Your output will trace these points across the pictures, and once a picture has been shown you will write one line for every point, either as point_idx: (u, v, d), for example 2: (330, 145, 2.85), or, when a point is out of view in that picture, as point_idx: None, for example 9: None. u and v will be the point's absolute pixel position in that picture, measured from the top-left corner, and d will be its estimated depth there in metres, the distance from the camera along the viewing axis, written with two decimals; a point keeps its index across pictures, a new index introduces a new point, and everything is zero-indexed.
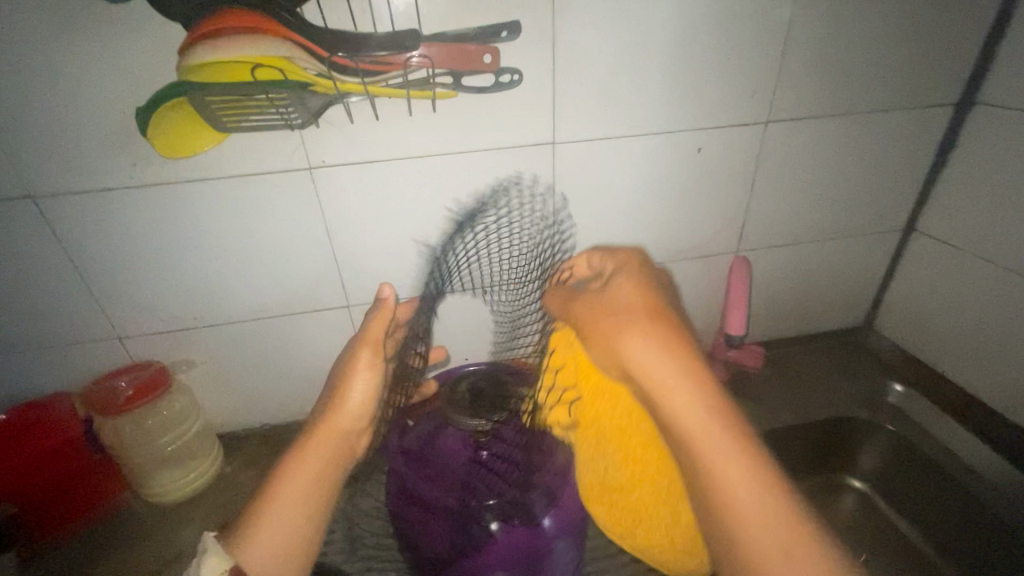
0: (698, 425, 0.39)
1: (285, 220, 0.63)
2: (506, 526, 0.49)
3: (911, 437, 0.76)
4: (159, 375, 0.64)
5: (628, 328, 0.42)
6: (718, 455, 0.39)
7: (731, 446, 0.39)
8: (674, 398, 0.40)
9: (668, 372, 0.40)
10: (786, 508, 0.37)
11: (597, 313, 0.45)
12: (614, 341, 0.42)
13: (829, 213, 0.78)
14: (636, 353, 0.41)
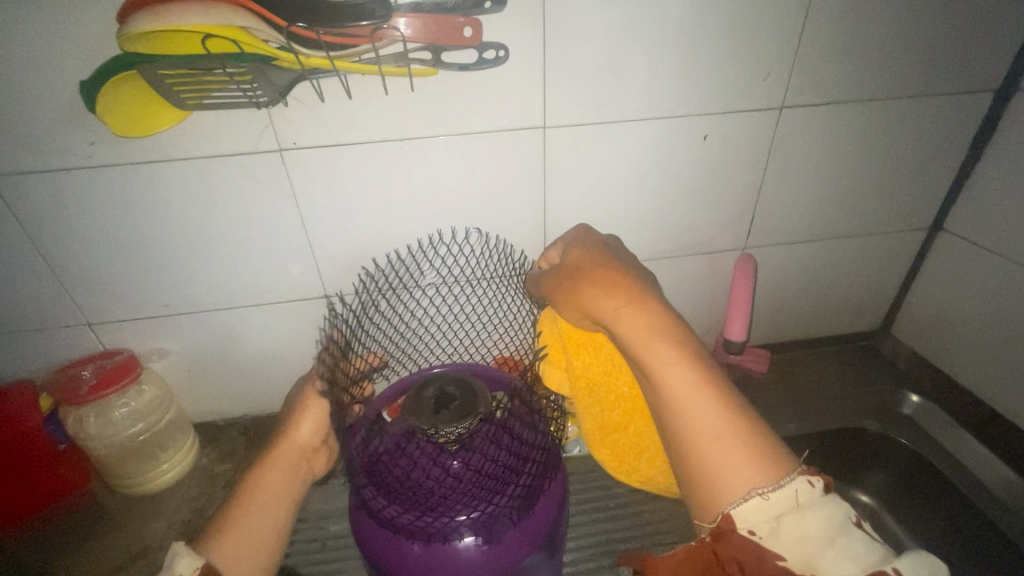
0: (657, 359, 0.43)
1: (255, 206, 0.59)
2: (479, 538, 0.47)
3: (925, 453, 0.70)
4: (125, 365, 0.61)
5: (586, 287, 0.48)
6: (679, 384, 0.43)
7: (695, 386, 0.42)
8: (641, 347, 0.44)
9: (636, 328, 0.45)
10: (741, 430, 0.41)
11: (569, 283, 0.50)
12: (578, 298, 0.48)
13: (847, 209, 0.72)
14: (604, 309, 0.47)
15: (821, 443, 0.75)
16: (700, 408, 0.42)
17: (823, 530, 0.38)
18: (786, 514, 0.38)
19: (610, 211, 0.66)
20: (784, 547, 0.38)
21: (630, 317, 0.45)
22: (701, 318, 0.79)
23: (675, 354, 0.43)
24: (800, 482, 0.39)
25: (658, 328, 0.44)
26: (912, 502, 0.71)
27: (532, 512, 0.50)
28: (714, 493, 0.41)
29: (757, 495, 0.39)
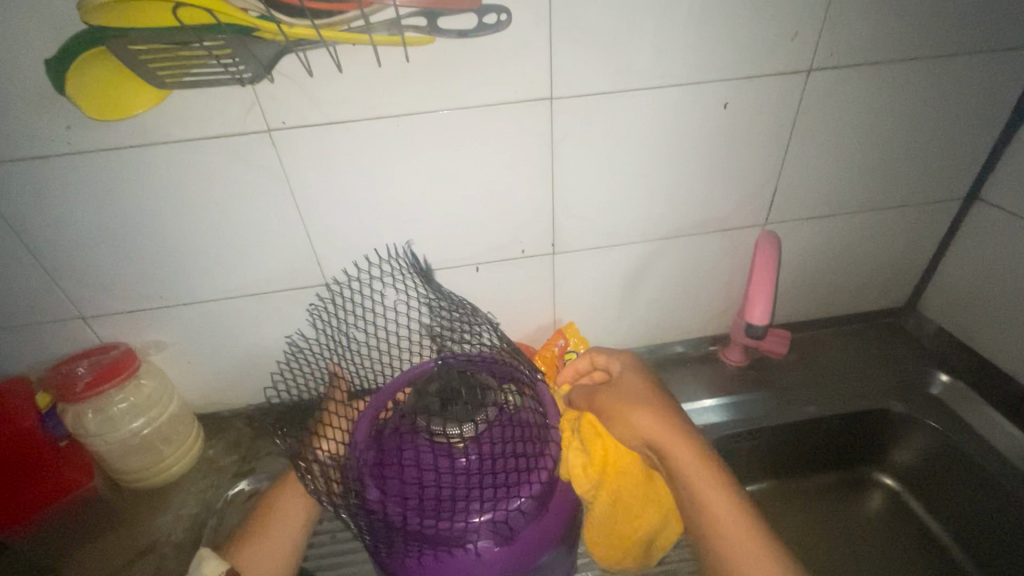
0: (690, 463, 0.47)
1: (245, 192, 0.56)
2: (492, 542, 0.45)
3: (952, 435, 0.67)
4: (121, 360, 0.60)
5: (637, 410, 0.49)
6: (708, 488, 0.46)
7: (729, 502, 0.46)
8: (686, 474, 0.46)
9: (677, 454, 0.47)
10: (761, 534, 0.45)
11: (616, 406, 0.50)
12: (626, 419, 0.49)
13: (876, 180, 0.67)
14: (648, 432, 0.48)
15: (842, 425, 0.73)
16: (737, 530, 0.45)
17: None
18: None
19: (623, 188, 0.62)
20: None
21: (673, 442, 0.48)
22: (717, 298, 0.76)
23: (717, 486, 0.46)
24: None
25: (699, 463, 0.47)
26: (937, 483, 0.69)
27: (546, 510, 0.48)
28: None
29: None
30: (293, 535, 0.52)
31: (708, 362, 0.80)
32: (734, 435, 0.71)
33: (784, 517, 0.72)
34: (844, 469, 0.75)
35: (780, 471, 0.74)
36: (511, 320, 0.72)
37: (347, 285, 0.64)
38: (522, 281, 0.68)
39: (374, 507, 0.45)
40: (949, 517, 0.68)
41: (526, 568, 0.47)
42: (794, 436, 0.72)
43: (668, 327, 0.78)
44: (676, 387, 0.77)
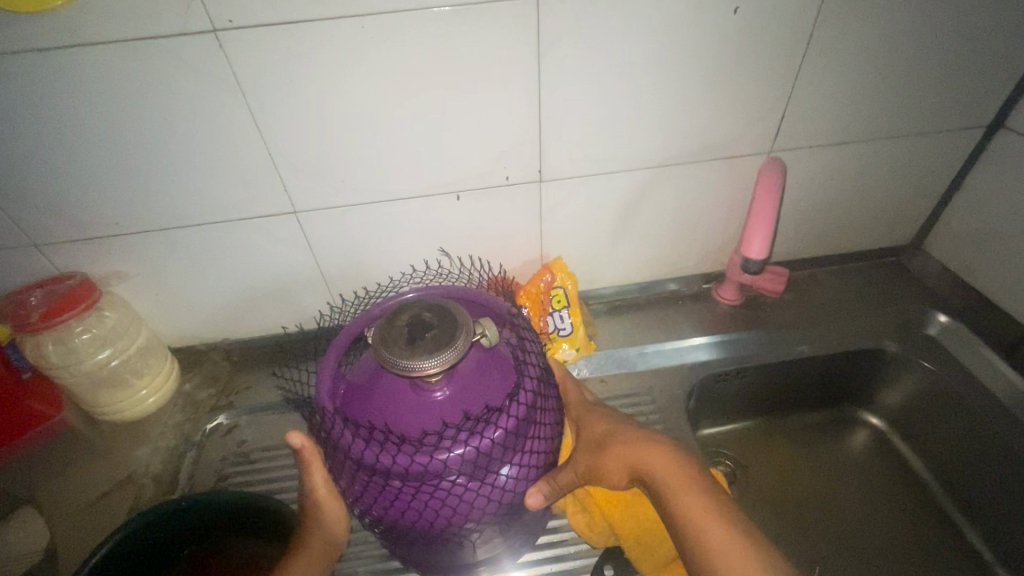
0: (668, 478, 0.46)
1: (194, 106, 0.50)
2: (469, 478, 0.43)
3: (947, 376, 0.66)
4: (82, 290, 0.56)
5: (609, 440, 0.50)
6: (685, 503, 0.44)
7: (710, 516, 0.43)
8: (665, 488, 0.46)
9: (655, 465, 0.47)
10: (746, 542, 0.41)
11: (592, 445, 0.51)
12: (602, 452, 0.50)
13: (895, 103, 0.62)
14: (623, 456, 0.49)
15: (835, 365, 0.71)
16: (719, 541, 0.42)
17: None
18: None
19: (618, 110, 0.57)
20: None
21: (649, 456, 0.48)
22: (714, 233, 0.72)
23: (694, 495, 0.44)
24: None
25: (673, 471, 0.46)
26: (924, 423, 0.68)
27: (524, 445, 0.46)
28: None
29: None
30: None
31: (701, 301, 0.77)
32: (723, 374, 0.70)
33: (771, 454, 0.72)
34: (832, 408, 0.75)
35: (769, 409, 0.74)
36: (496, 252, 0.68)
37: (319, 219, 0.61)
38: (507, 212, 0.64)
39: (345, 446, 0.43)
40: (934, 456, 0.67)
41: (505, 504, 0.46)
42: (784, 377, 0.71)
43: (661, 263, 0.75)
44: (666, 326, 0.75)
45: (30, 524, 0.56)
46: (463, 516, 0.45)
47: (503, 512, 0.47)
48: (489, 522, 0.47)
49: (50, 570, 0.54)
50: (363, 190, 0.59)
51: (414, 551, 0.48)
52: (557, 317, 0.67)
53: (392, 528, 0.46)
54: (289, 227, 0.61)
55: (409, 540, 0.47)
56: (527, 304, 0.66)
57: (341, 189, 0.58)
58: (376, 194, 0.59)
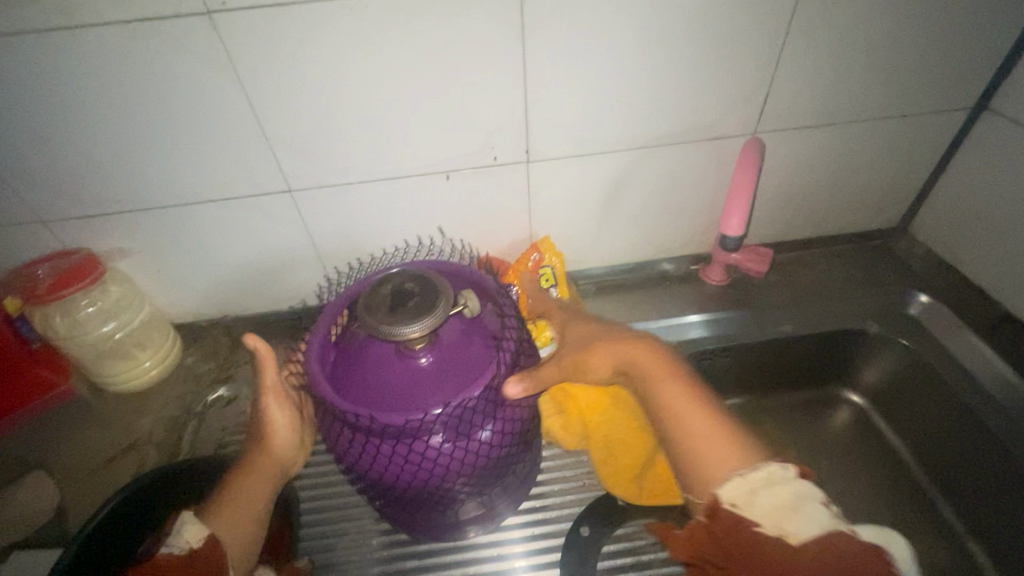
0: (662, 377, 0.50)
1: (189, 86, 0.52)
2: (452, 438, 0.45)
3: (925, 354, 0.67)
4: (87, 265, 0.59)
5: (598, 344, 0.53)
6: (675, 399, 0.49)
7: (695, 407, 0.48)
8: (656, 387, 0.49)
9: (647, 364, 0.51)
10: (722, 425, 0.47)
11: (579, 345, 0.54)
12: (585, 355, 0.53)
13: (878, 86, 0.62)
14: (615, 357, 0.52)
15: (817, 345, 0.73)
16: (700, 425, 0.47)
17: (794, 499, 0.41)
18: (759, 488, 0.42)
19: (603, 92, 0.58)
20: (760, 513, 0.41)
21: (640, 355, 0.52)
22: (700, 215, 0.73)
23: (676, 386, 0.49)
24: (773, 465, 0.43)
25: (659, 369, 0.50)
26: (904, 401, 0.70)
27: (504, 408, 0.48)
28: (710, 481, 0.44)
29: (736, 475, 0.43)
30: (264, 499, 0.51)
31: (688, 282, 0.79)
32: (707, 352, 0.72)
33: (753, 431, 0.73)
34: (814, 386, 0.76)
35: (752, 387, 0.75)
36: (486, 232, 0.70)
37: (314, 199, 0.63)
38: (495, 193, 0.65)
39: (331, 411, 0.45)
40: (912, 432, 0.69)
41: (487, 465, 0.48)
42: (766, 356, 0.73)
43: (649, 245, 0.76)
44: (654, 306, 0.76)
45: (42, 487, 0.59)
46: (446, 476, 0.47)
47: (486, 474, 0.49)
48: (472, 484, 0.49)
49: (59, 528, 0.57)
50: (355, 170, 0.61)
51: (403, 511, 0.51)
52: (545, 295, 0.69)
53: (379, 487, 0.48)
54: (284, 206, 0.63)
55: (397, 500, 0.49)
56: (515, 283, 0.69)
57: (334, 170, 0.60)
58: (368, 174, 0.61)
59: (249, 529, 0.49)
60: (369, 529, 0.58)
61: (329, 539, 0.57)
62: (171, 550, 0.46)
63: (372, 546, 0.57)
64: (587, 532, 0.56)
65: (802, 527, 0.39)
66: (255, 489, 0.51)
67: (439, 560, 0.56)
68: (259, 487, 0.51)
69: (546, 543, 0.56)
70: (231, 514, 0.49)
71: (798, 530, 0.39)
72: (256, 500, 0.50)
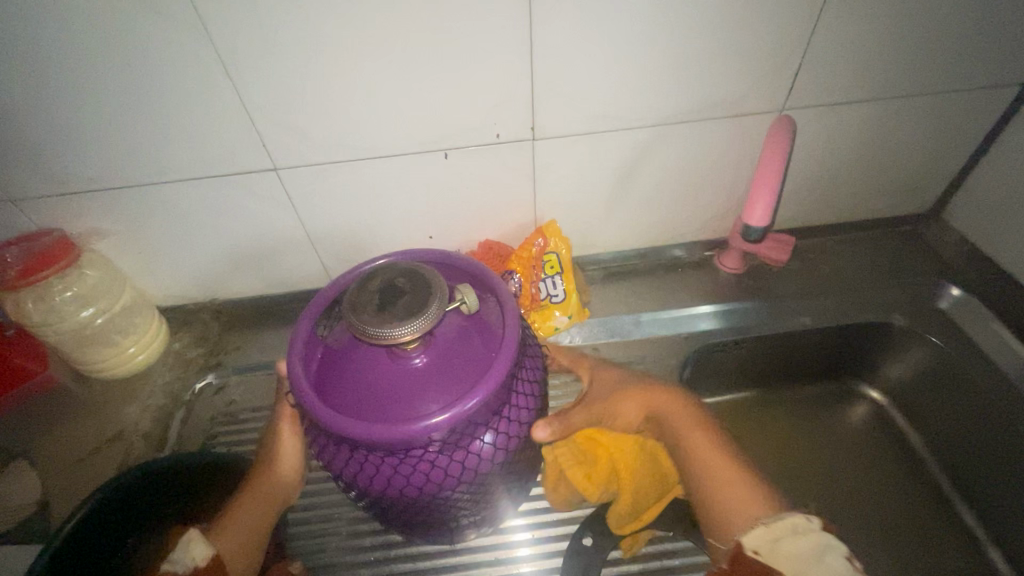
0: (688, 424, 0.52)
1: (157, 50, 0.47)
2: (448, 446, 0.42)
3: (955, 353, 0.63)
4: (60, 248, 0.55)
5: (627, 393, 0.55)
6: (700, 445, 0.51)
7: (719, 453, 0.51)
8: (682, 432, 0.52)
9: (675, 411, 0.53)
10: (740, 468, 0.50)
11: (607, 392, 0.56)
12: (615, 404, 0.55)
13: (924, 56, 0.56)
14: (642, 404, 0.54)
15: (837, 339, 0.69)
16: (725, 471, 0.49)
17: (815, 549, 0.41)
18: (782, 538, 0.43)
19: (619, 61, 0.52)
20: (780, 561, 0.42)
21: (664, 401, 0.54)
22: (718, 198, 0.68)
23: (706, 437, 0.52)
24: (795, 516, 0.44)
25: (688, 420, 0.53)
26: (927, 400, 0.66)
27: (503, 413, 0.45)
28: (731, 528, 0.47)
29: (760, 523, 0.45)
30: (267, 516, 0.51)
31: (702, 269, 0.75)
32: (719, 344, 0.68)
33: (765, 427, 0.70)
34: (830, 381, 0.72)
35: (765, 382, 0.72)
36: (488, 215, 0.65)
37: (301, 178, 0.58)
38: (498, 172, 0.61)
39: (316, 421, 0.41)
40: (935, 433, 0.66)
41: (486, 474, 0.45)
42: (781, 350, 0.69)
43: (662, 229, 0.71)
44: (664, 295, 0.72)
45: (24, 478, 0.58)
46: (442, 485, 0.44)
47: (485, 483, 0.46)
48: (470, 493, 0.46)
49: (43, 520, 0.55)
50: (345, 146, 0.56)
51: (397, 517, 0.48)
52: (549, 283, 0.65)
53: (371, 496, 0.45)
54: (270, 186, 0.58)
55: (393, 509, 0.46)
56: (516, 270, 0.65)
57: (323, 146, 0.55)
58: (359, 150, 0.56)
59: (252, 547, 0.49)
60: (362, 527, 0.56)
61: (319, 539, 0.55)
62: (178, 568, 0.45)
63: (365, 546, 0.55)
64: (588, 540, 0.54)
65: (820, 573, 0.40)
66: (261, 511, 0.50)
67: (433, 562, 0.54)
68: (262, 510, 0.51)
69: (544, 547, 0.54)
70: (236, 530, 0.48)
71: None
72: (260, 518, 0.50)
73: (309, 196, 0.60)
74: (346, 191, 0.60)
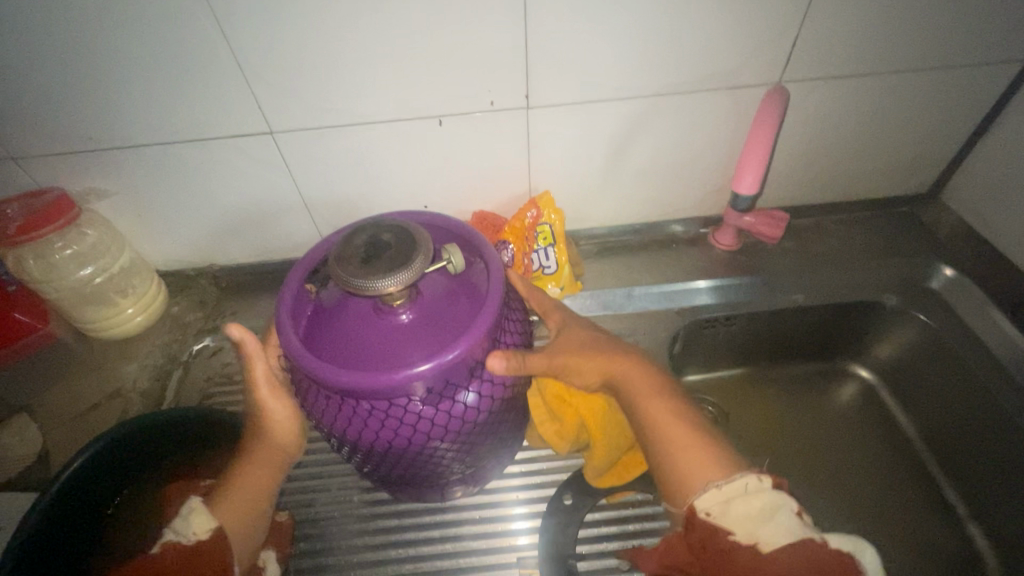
0: (647, 392, 0.50)
1: (154, 9, 0.47)
2: (434, 399, 0.43)
3: (945, 331, 0.63)
4: (61, 205, 0.56)
5: (588, 354, 0.52)
6: (657, 412, 0.49)
7: (676, 418, 0.49)
8: (637, 398, 0.50)
9: (632, 377, 0.51)
10: (695, 432, 0.48)
11: (568, 348, 0.52)
12: (575, 363, 0.51)
13: (924, 30, 0.55)
14: (602, 368, 0.52)
15: (832, 317, 0.69)
16: (681, 436, 0.48)
17: (766, 507, 0.41)
18: (733, 498, 0.43)
19: (615, 30, 0.52)
20: (733, 523, 0.42)
21: (623, 368, 0.52)
22: (714, 173, 0.68)
23: (662, 402, 0.50)
24: (749, 475, 0.43)
25: (649, 387, 0.51)
26: (916, 378, 0.67)
27: (488, 370, 0.46)
28: (688, 491, 0.45)
29: (712, 486, 0.44)
30: (271, 487, 0.51)
31: (696, 245, 0.75)
32: (710, 320, 0.68)
33: (754, 403, 0.71)
34: (822, 360, 0.73)
35: (755, 359, 0.72)
36: (482, 185, 0.66)
37: (297, 142, 0.58)
38: (493, 141, 0.61)
39: (304, 371, 0.42)
40: (922, 411, 0.66)
41: (472, 430, 0.46)
42: (773, 328, 0.69)
43: (657, 204, 0.72)
44: (658, 270, 0.73)
45: (25, 430, 0.60)
46: (428, 439, 0.45)
47: (471, 439, 0.47)
48: (456, 449, 0.47)
49: (44, 471, 0.57)
50: (341, 111, 0.56)
51: (384, 472, 0.49)
52: (542, 255, 0.66)
53: (357, 448, 0.46)
54: (266, 150, 0.59)
55: (380, 462, 0.47)
56: (511, 241, 0.64)
57: (318, 111, 0.56)
58: (355, 116, 0.57)
59: (257, 515, 0.49)
60: (352, 485, 0.58)
61: (310, 494, 0.57)
62: (180, 539, 0.47)
63: (355, 502, 0.57)
64: (569, 501, 0.55)
65: (773, 535, 0.39)
66: (260, 480, 0.50)
67: (420, 519, 0.55)
68: (262, 484, 0.50)
69: (526, 508, 0.56)
70: (239, 504, 0.49)
71: (769, 536, 0.39)
72: (262, 487, 0.50)
73: (306, 162, 0.60)
74: (343, 158, 0.60)
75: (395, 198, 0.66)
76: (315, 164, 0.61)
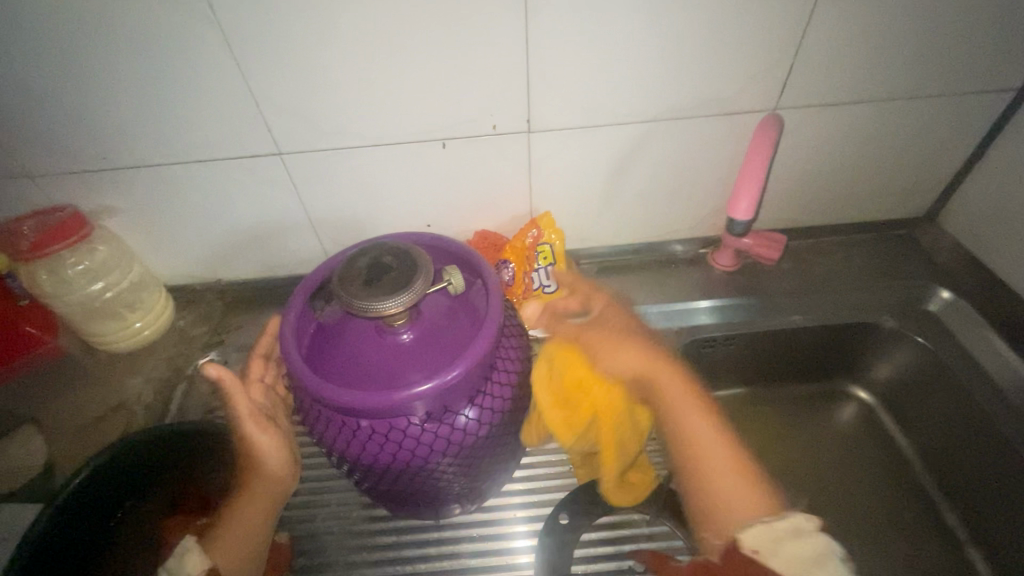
0: (683, 400, 0.49)
1: (171, 36, 0.49)
2: (435, 418, 0.44)
3: (942, 353, 0.64)
4: (74, 221, 0.58)
5: (625, 342, 0.52)
6: (696, 429, 0.47)
7: (716, 437, 0.47)
8: (673, 408, 0.49)
9: (670, 383, 0.50)
10: (736, 456, 0.46)
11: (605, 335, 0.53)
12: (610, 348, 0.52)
13: (915, 60, 0.57)
14: (640, 365, 0.51)
15: (829, 338, 0.69)
16: (718, 457, 0.46)
17: (817, 556, 0.39)
18: (782, 539, 0.40)
19: (614, 57, 0.54)
20: (782, 564, 0.39)
21: (661, 373, 0.50)
22: (712, 195, 0.69)
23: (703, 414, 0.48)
24: (798, 516, 0.41)
25: (688, 394, 0.49)
26: (914, 400, 0.67)
27: (487, 389, 0.46)
28: (727, 521, 0.43)
29: (760, 523, 0.41)
30: (267, 517, 0.50)
31: (695, 265, 0.75)
32: (709, 340, 0.69)
33: (752, 424, 0.71)
34: (821, 380, 0.73)
35: (754, 379, 0.73)
36: (484, 205, 0.67)
37: (304, 162, 0.60)
38: (495, 163, 0.62)
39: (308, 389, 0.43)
40: (922, 433, 0.66)
41: (470, 448, 0.47)
42: (771, 348, 0.70)
43: (656, 225, 0.73)
44: (657, 290, 0.73)
45: (29, 441, 0.61)
46: (429, 456, 0.45)
47: (470, 457, 0.48)
48: (455, 467, 0.48)
49: (47, 482, 0.58)
50: (347, 133, 0.58)
51: (384, 489, 0.50)
52: (543, 273, 0.67)
53: (358, 465, 0.46)
54: (273, 169, 0.60)
55: (381, 480, 0.48)
56: (512, 260, 0.66)
57: (325, 132, 0.57)
58: (360, 137, 0.58)
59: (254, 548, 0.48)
60: (351, 501, 0.58)
61: (309, 511, 0.57)
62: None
63: (353, 519, 0.57)
64: (565, 519, 0.55)
65: None
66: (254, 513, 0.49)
67: (416, 537, 0.56)
68: (256, 519, 0.49)
69: (523, 527, 0.56)
70: (234, 540, 0.48)
71: None
72: (256, 522, 0.49)
73: (312, 181, 0.62)
74: (348, 177, 0.62)
75: (398, 217, 0.67)
76: (321, 183, 0.62)
